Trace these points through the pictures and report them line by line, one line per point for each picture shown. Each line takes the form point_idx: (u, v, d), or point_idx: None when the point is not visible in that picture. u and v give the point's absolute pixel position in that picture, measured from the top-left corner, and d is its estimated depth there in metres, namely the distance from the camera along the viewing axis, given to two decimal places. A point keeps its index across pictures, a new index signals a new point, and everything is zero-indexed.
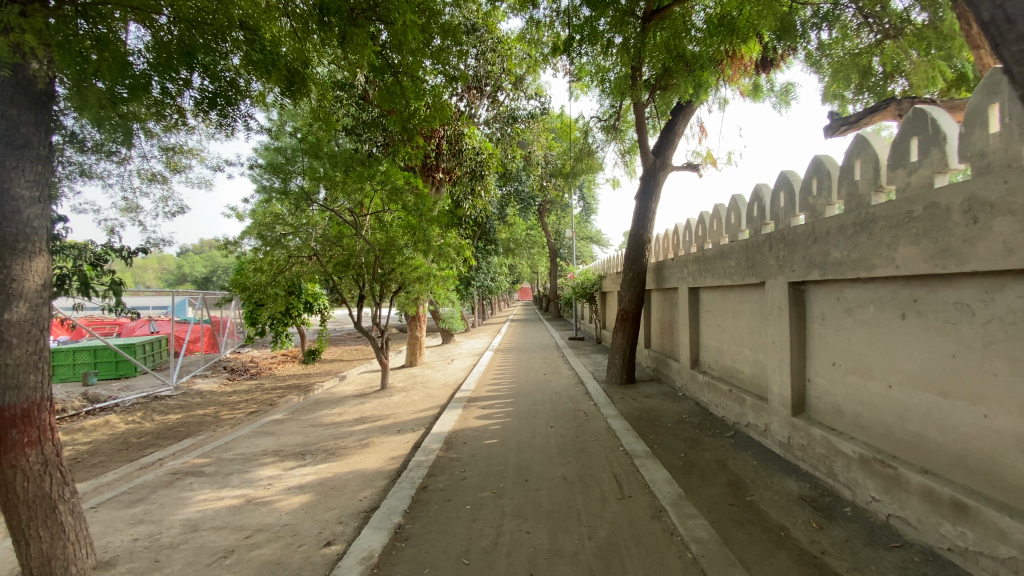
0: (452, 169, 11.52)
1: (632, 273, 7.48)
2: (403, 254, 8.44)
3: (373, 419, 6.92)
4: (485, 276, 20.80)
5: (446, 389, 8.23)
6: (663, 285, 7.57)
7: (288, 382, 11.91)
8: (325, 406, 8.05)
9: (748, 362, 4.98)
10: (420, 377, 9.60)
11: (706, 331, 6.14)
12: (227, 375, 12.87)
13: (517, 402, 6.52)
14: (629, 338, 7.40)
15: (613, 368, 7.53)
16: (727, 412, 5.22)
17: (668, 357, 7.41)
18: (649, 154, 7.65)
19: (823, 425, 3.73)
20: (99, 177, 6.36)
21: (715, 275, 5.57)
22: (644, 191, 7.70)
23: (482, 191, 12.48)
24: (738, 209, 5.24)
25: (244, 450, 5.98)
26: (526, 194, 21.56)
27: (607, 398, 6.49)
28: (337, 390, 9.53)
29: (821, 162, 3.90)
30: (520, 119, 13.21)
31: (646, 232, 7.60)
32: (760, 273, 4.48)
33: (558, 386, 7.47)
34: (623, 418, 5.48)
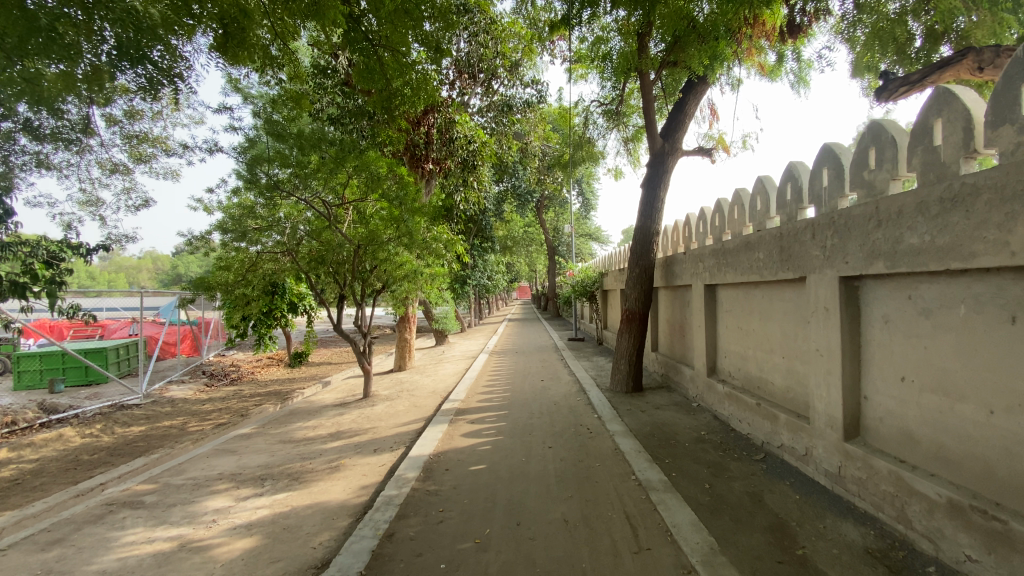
0: (443, 160, 10.75)
1: (637, 269, 6.72)
2: (388, 251, 7.52)
3: (349, 434, 6.15)
4: (480, 275, 20.03)
5: (433, 398, 7.46)
6: (672, 281, 6.81)
7: (269, 388, 11.12)
8: (300, 418, 7.28)
9: (781, 371, 4.22)
10: (407, 384, 8.82)
11: (725, 334, 5.38)
12: (205, 380, 12.07)
13: (510, 415, 5.75)
14: (635, 341, 6.64)
15: (618, 375, 6.77)
16: (753, 429, 4.47)
17: (679, 362, 6.66)
18: (657, 137, 6.89)
19: (888, 456, 3.00)
20: (50, 167, 5.62)
21: (737, 271, 4.81)
22: (651, 178, 6.94)
23: (476, 184, 11.70)
24: (766, 192, 4.49)
25: (197, 474, 5.21)
26: (523, 190, 20.77)
27: (612, 409, 5.73)
28: (316, 398, 8.76)
29: (882, 128, 3.15)
30: (515, 108, 12.45)
31: (653, 224, 6.84)
32: (799, 266, 3.73)
33: (557, 395, 6.71)
34: (632, 437, 4.72)
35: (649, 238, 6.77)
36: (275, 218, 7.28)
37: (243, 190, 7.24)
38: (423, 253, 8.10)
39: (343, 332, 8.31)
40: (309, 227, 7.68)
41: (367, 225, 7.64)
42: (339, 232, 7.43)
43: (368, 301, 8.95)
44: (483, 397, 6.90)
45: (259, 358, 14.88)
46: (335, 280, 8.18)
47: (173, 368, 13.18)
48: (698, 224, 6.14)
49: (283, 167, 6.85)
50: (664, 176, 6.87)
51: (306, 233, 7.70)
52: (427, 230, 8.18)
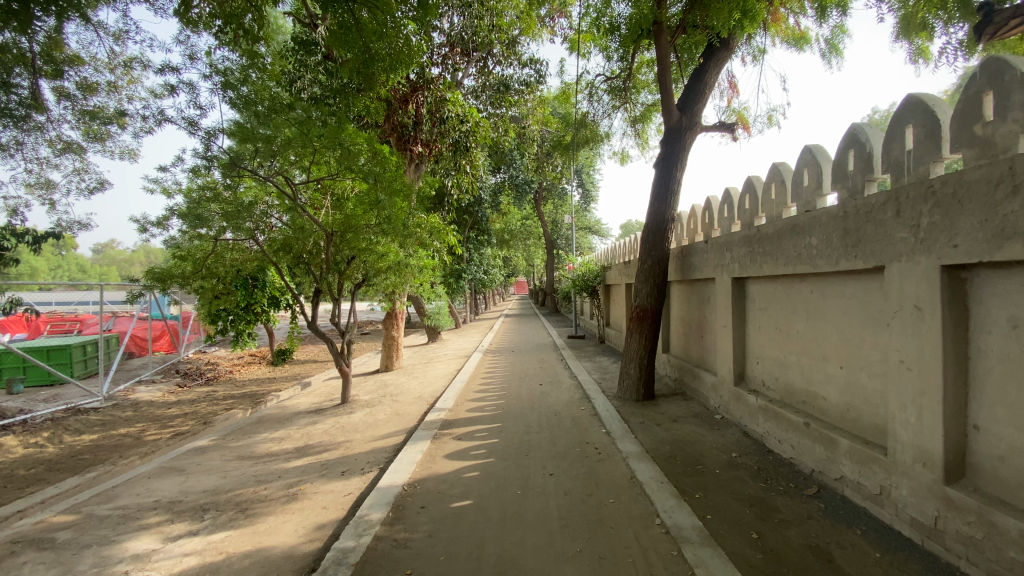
0: (434, 142, 9.85)
1: (649, 261, 5.89)
2: (368, 240, 6.67)
3: (317, 450, 5.30)
4: (475, 268, 19.17)
5: (418, 405, 6.61)
6: (689, 275, 5.99)
7: (245, 389, 10.26)
8: (267, 427, 6.42)
9: (839, 384, 3.41)
10: (391, 387, 7.97)
11: (757, 336, 4.57)
12: (177, 380, 11.18)
13: (505, 430, 4.91)
14: (647, 343, 5.81)
15: (626, 380, 5.94)
16: (801, 454, 3.66)
17: (696, 366, 5.84)
18: (674, 109, 6.04)
19: (1017, 510, 2.20)
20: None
21: (776, 260, 3.99)
22: (665, 158, 6.09)
23: (468, 169, 10.81)
24: (818, 165, 3.67)
25: (130, 501, 4.36)
26: (521, 180, 19.86)
27: (622, 423, 4.91)
28: (291, 403, 7.89)
29: (1001, 64, 2.34)
30: (513, 89, 11.56)
31: (669, 209, 6.00)
32: (874, 252, 2.92)
33: (558, 403, 5.87)
34: (652, 461, 3.91)
35: (663, 225, 5.94)
36: (246, 209, 6.37)
37: (206, 170, 6.31)
38: (407, 242, 7.24)
39: (320, 330, 7.43)
40: (280, 211, 6.79)
41: (344, 211, 6.79)
42: (310, 219, 6.54)
43: (348, 295, 8.07)
44: (475, 405, 6.05)
45: (239, 356, 14.00)
46: (309, 271, 7.29)
47: (144, 367, 12.28)
48: (723, 208, 5.32)
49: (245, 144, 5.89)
50: (682, 155, 6.01)
51: (279, 220, 6.85)
52: (412, 216, 7.32)
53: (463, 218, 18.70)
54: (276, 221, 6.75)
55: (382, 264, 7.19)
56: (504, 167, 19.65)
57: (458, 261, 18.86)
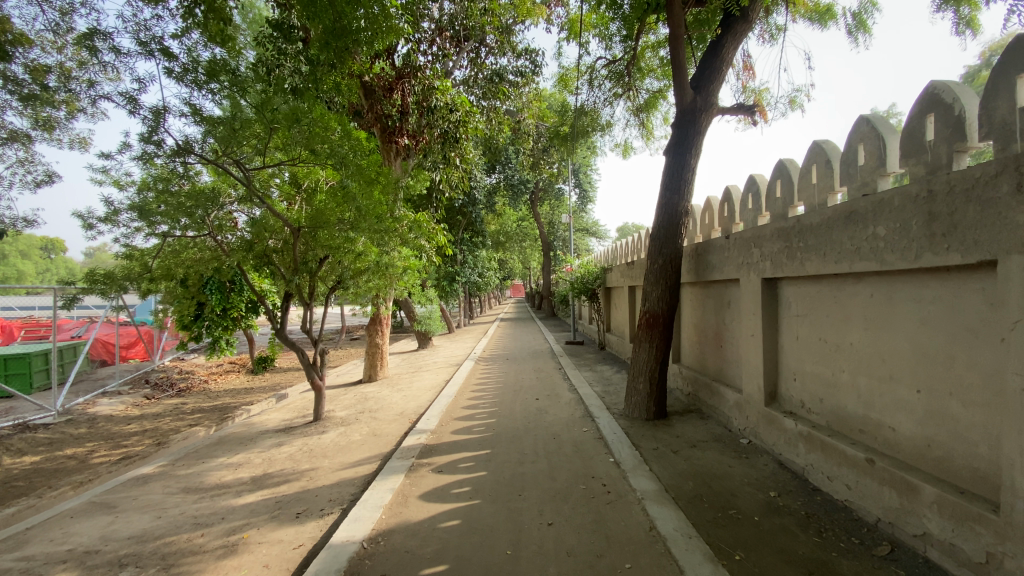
0: (421, 133, 9.10)
1: (660, 260, 5.14)
2: (343, 237, 5.81)
3: (275, 482, 4.54)
4: (469, 270, 18.42)
5: (399, 424, 5.85)
6: (704, 276, 5.25)
7: (217, 402, 9.46)
8: (226, 451, 5.65)
9: (918, 413, 2.68)
10: (372, 401, 7.20)
11: (793, 347, 3.84)
12: (147, 391, 10.38)
13: (494, 459, 4.16)
14: (658, 354, 5.06)
15: (635, 397, 5.18)
16: (864, 497, 2.94)
17: (715, 380, 5.11)
18: (687, 88, 5.30)
19: None
20: None
21: (825, 257, 3.25)
22: (677, 144, 5.33)
23: (460, 165, 10.07)
24: (881, 139, 2.95)
25: (38, 551, 3.58)
26: (517, 179, 19.13)
27: (633, 450, 4.17)
28: (260, 418, 7.12)
29: None
30: (507, 79, 10.83)
31: (682, 201, 5.25)
32: (980, 243, 2.20)
33: (557, 423, 5.12)
34: (674, 504, 3.17)
35: (675, 221, 5.19)
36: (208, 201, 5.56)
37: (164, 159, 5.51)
38: (387, 241, 6.43)
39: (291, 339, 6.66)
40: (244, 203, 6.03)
41: (314, 202, 5.89)
42: (274, 212, 5.72)
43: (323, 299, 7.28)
44: (461, 424, 5.26)
45: (218, 364, 13.21)
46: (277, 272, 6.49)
47: (112, 377, 11.47)
48: (748, 199, 4.58)
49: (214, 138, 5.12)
50: (697, 140, 5.24)
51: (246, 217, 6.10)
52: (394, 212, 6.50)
53: (456, 219, 17.98)
54: (245, 218, 5.97)
55: (360, 264, 6.40)
56: (499, 166, 18.93)
57: (451, 264, 18.14)
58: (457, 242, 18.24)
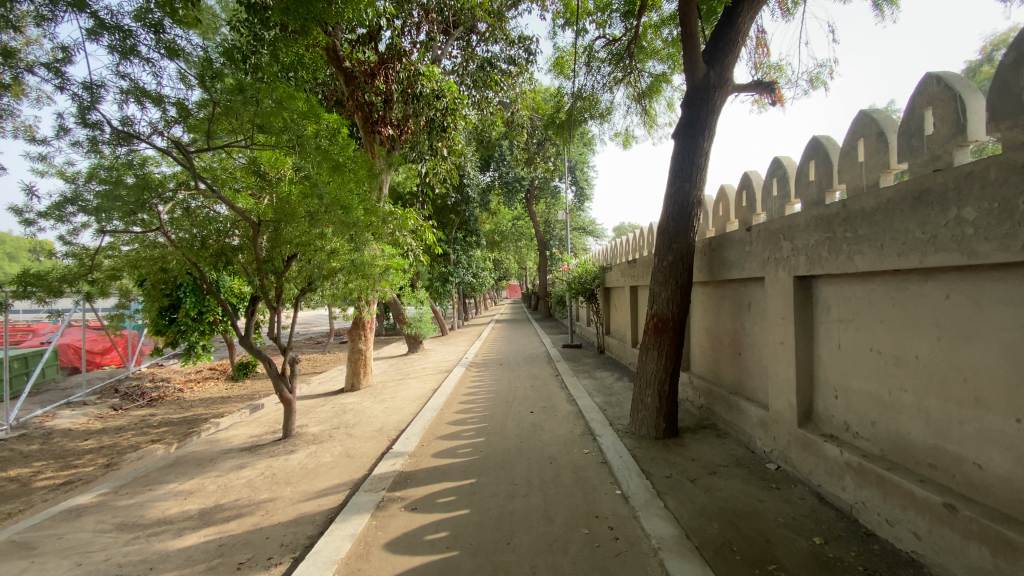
0: (406, 123, 8.43)
1: (669, 257, 4.52)
2: (312, 233, 5.15)
3: (224, 518, 3.89)
4: (462, 270, 17.78)
5: (376, 442, 5.21)
6: (719, 274, 4.63)
7: (188, 413, 8.80)
8: (180, 475, 5.00)
9: (1019, 449, 2.09)
10: (350, 414, 6.55)
11: (832, 358, 3.23)
12: (115, 401, 9.71)
13: (479, 491, 3.53)
14: (668, 363, 4.44)
15: (641, 413, 4.57)
16: (942, 551, 2.33)
17: (732, 393, 4.49)
18: (698, 62, 4.65)
19: None
20: None
21: (883, 250, 2.64)
22: (686, 127, 4.68)
23: (448, 156, 9.42)
24: (961, 101, 2.35)
25: None
26: (511, 176, 18.48)
27: (643, 479, 3.55)
28: (227, 434, 6.46)
29: None
30: (499, 67, 10.19)
31: (693, 190, 4.61)
32: None
33: (553, 443, 4.49)
34: (700, 556, 2.55)
35: (686, 213, 4.56)
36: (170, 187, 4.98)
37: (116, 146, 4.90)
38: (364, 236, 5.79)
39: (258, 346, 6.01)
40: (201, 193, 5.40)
41: (279, 194, 5.22)
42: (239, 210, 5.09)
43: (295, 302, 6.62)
44: (444, 445, 4.62)
45: (195, 371, 12.53)
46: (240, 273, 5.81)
47: (81, 386, 10.79)
48: (772, 185, 3.98)
49: (188, 129, 4.67)
50: (710, 121, 4.58)
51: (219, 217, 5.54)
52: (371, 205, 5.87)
53: (448, 217, 17.33)
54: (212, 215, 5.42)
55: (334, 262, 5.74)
56: (493, 162, 18.28)
57: (443, 263, 17.51)
58: (449, 241, 17.57)
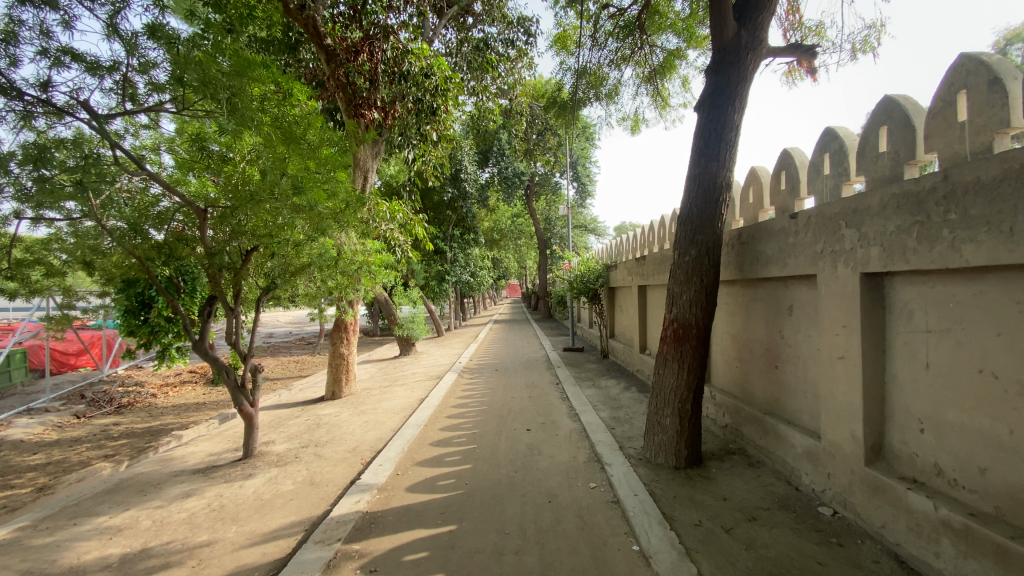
0: (394, 105, 7.56)
1: (693, 250, 3.78)
2: (277, 215, 4.29)
3: (148, 568, 3.16)
4: (458, 269, 17.04)
5: (347, 466, 4.49)
6: (750, 272, 3.89)
7: (155, 422, 8.08)
8: (115, 505, 4.28)
9: None
10: (323, 428, 5.82)
11: (915, 378, 2.50)
12: (79, 408, 8.97)
13: (460, 542, 2.80)
14: (690, 378, 3.69)
15: (657, 437, 3.83)
16: None
17: (768, 414, 3.75)
18: (727, 16, 3.86)
19: None
20: None
21: (1014, 237, 1.91)
22: (710, 96, 3.90)
23: (439, 143, 8.68)
24: None
25: None
26: (511, 171, 17.73)
27: (666, 527, 2.82)
28: (185, 451, 5.74)
29: None
30: (496, 48, 9.42)
31: (722, 169, 3.82)
32: None
33: (553, 472, 3.76)
34: None
35: (711, 198, 3.80)
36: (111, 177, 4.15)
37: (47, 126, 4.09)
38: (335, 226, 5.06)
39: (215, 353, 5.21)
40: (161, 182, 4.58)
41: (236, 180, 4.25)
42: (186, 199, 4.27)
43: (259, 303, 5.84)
44: (424, 473, 3.89)
45: (173, 374, 11.79)
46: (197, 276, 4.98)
47: (47, 390, 10.06)
48: (824, 162, 3.25)
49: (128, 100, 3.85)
50: (741, 88, 3.80)
51: (177, 213, 4.75)
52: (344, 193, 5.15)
53: (445, 213, 16.58)
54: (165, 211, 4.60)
55: (302, 257, 5.01)
56: (491, 157, 17.55)
57: (439, 262, 16.77)
58: (446, 238, 16.82)
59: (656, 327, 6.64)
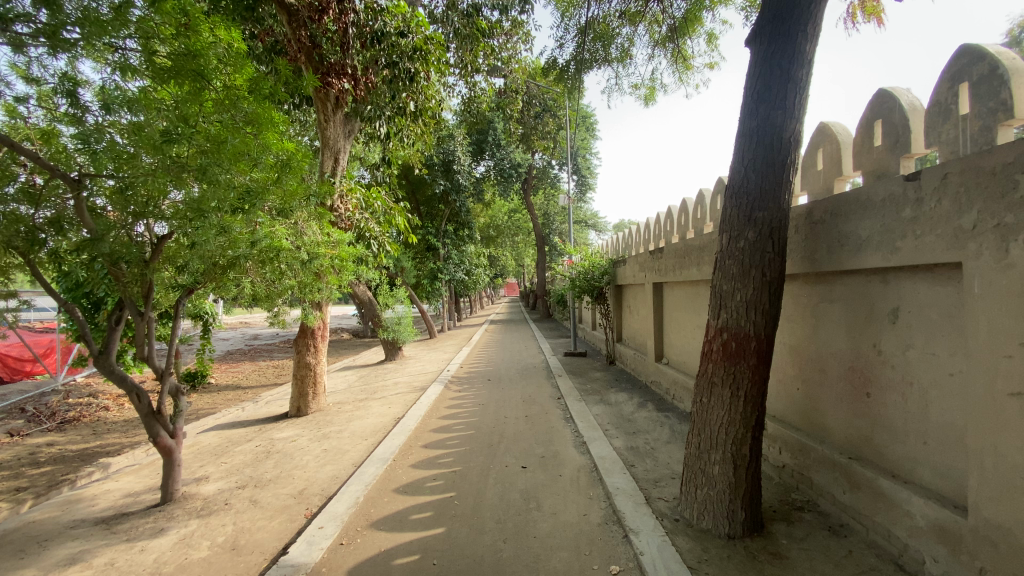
0: (367, 71, 6.39)
1: (749, 233, 2.72)
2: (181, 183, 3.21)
3: None
4: (453, 267, 15.95)
5: (286, 518, 3.43)
6: (827, 263, 2.84)
7: (95, 442, 7.00)
8: None
9: None
10: (274, 457, 4.76)
11: None
12: (15, 424, 7.88)
13: None
14: (749, 411, 2.66)
15: (701, 492, 2.77)
16: None
17: (856, 459, 2.72)
18: None
19: None
20: None
21: None
22: (772, 20, 2.79)
23: (421, 119, 7.56)
24: None
25: None
26: (508, 162, 16.68)
27: None
28: (103, 487, 4.67)
29: None
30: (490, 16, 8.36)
31: (788, 121, 2.74)
32: None
33: (557, 541, 2.70)
34: None
35: (774, 160, 2.73)
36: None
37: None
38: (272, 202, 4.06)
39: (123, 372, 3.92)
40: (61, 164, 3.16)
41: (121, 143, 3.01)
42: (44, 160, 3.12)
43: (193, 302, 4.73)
44: (380, 543, 2.80)
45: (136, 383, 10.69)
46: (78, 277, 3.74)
47: None
48: (959, 97, 2.22)
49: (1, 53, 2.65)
50: (816, 5, 2.69)
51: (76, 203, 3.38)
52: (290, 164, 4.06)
53: (438, 207, 15.56)
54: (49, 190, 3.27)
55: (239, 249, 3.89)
56: (487, 148, 16.50)
57: (431, 259, 15.71)
58: (438, 234, 15.72)
59: (676, 332, 5.59)
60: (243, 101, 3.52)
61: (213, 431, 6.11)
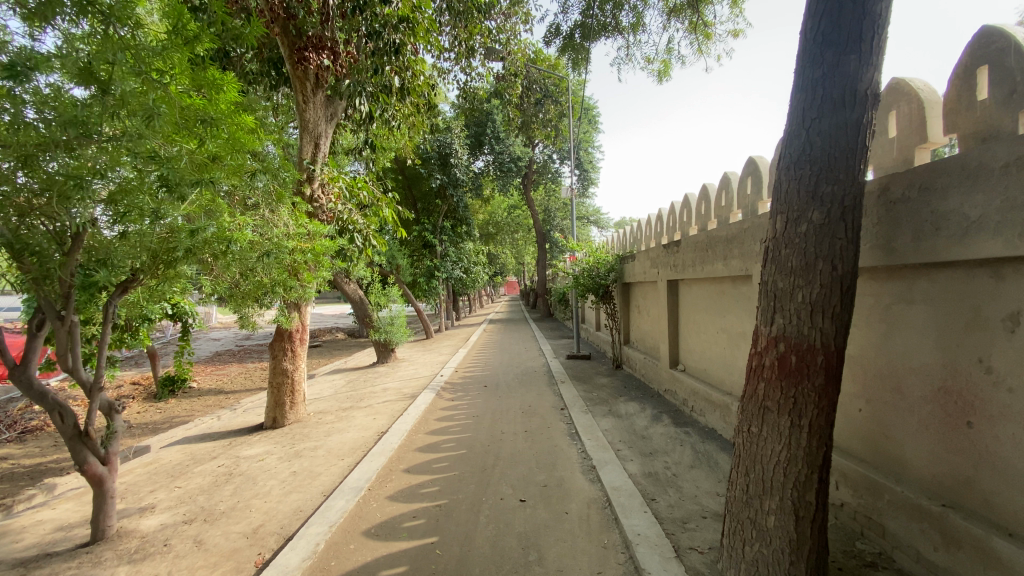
0: (349, 45, 5.76)
1: (814, 215, 2.10)
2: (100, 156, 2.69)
3: None
4: (450, 264, 15.31)
5: (233, 566, 2.80)
6: (914, 252, 2.21)
7: (52, 456, 6.32)
8: None
9: None
10: (236, 480, 4.12)
11: None
12: None
13: None
14: (814, 445, 2.05)
15: (751, 550, 2.15)
16: None
17: (951, 507, 2.11)
18: None
19: None
20: None
21: None
22: None
23: (409, 99, 6.92)
24: None
25: None
26: (507, 156, 16.05)
27: None
28: (37, 517, 4.01)
29: None
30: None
31: (868, 70, 2.09)
32: None
33: None
34: None
35: (848, 118, 2.09)
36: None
37: None
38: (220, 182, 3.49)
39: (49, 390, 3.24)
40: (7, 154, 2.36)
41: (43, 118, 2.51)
42: None
43: (133, 307, 4.12)
44: None
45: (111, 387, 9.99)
46: None
47: None
48: None
49: None
50: None
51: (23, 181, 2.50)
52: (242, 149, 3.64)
53: (435, 202, 14.98)
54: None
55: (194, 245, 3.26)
56: (486, 141, 15.89)
57: (428, 257, 15.08)
58: (435, 231, 15.07)
59: (695, 335, 4.97)
60: (178, 72, 3.03)
61: (178, 446, 5.46)
